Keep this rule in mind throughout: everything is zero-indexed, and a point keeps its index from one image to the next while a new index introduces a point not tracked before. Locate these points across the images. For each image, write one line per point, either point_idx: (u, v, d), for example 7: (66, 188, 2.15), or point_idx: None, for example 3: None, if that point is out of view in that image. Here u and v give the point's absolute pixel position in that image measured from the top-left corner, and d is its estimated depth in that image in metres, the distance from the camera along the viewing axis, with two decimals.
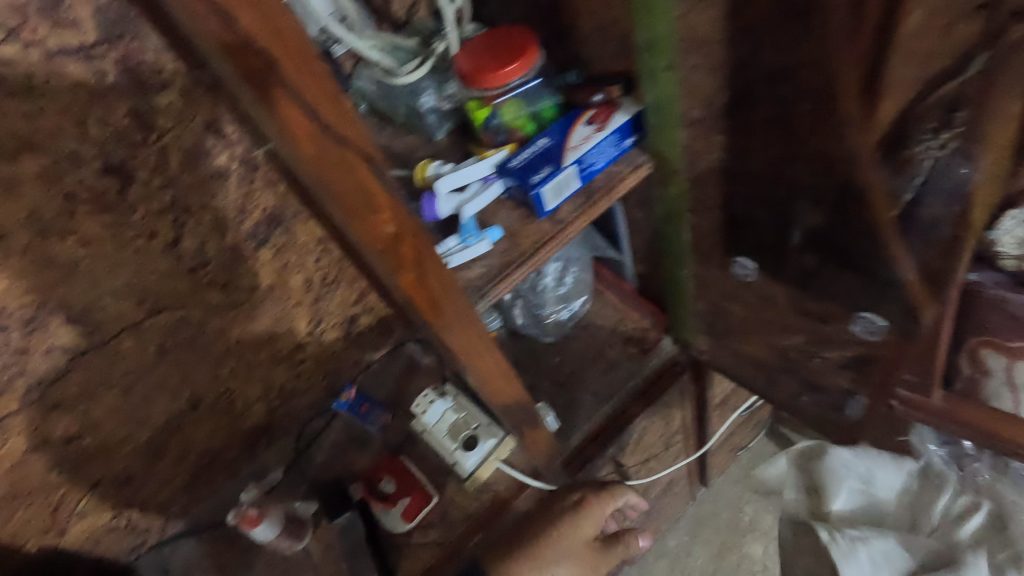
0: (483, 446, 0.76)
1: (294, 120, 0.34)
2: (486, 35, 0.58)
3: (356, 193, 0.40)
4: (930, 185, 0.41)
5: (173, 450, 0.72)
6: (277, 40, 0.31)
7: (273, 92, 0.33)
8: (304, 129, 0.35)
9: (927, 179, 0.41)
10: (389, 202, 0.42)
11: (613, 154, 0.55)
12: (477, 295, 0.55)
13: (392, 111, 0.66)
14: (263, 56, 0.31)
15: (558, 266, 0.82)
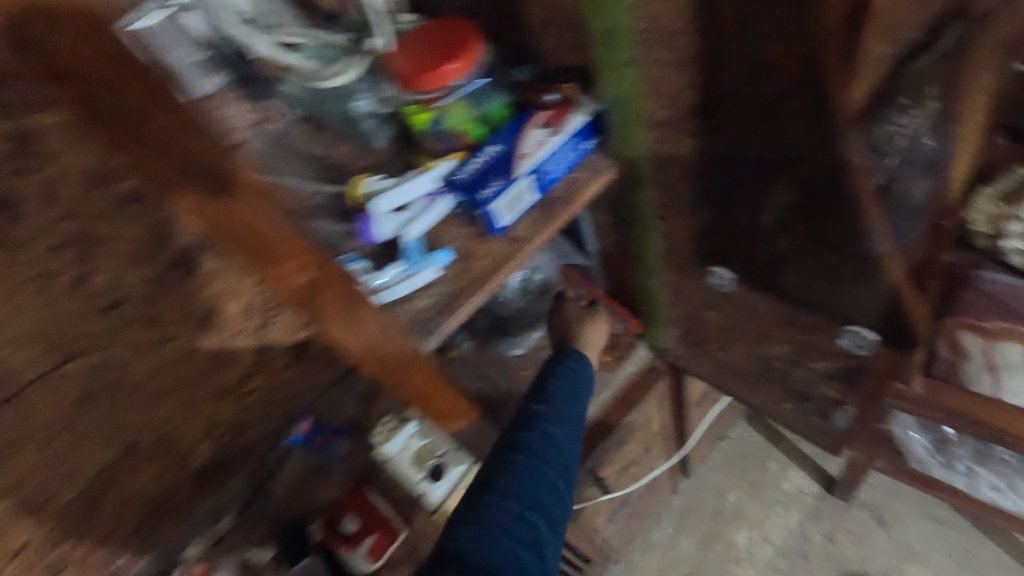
0: (452, 473, 0.68)
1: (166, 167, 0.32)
2: (423, 27, 0.46)
3: (252, 235, 0.35)
4: (904, 166, 0.33)
5: None
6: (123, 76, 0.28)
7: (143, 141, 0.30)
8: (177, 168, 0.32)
9: (902, 158, 0.33)
10: (298, 248, 0.37)
11: (572, 160, 0.46)
12: (423, 330, 0.43)
13: (326, 116, 0.57)
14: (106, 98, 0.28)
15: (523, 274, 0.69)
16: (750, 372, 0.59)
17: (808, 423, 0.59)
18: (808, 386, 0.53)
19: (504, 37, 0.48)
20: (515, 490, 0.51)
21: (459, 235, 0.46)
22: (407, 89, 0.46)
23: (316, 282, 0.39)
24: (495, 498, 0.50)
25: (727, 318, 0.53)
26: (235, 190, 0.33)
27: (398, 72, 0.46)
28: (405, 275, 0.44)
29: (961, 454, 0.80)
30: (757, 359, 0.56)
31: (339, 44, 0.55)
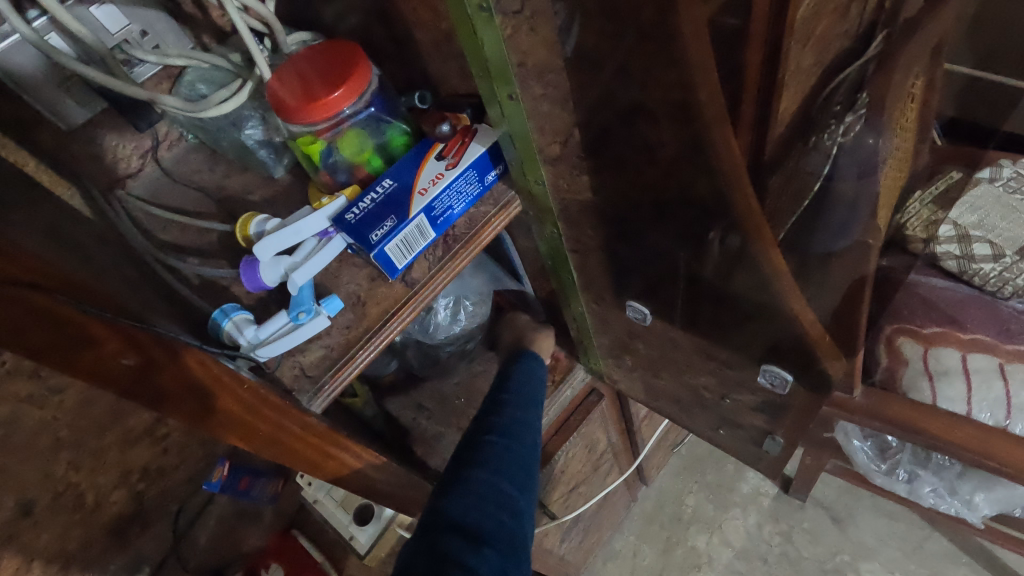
0: (382, 515, 0.63)
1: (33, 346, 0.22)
2: (308, 52, 0.43)
3: (153, 397, 0.27)
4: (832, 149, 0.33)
5: None
6: None
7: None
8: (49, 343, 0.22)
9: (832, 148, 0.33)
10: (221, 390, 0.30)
11: (473, 193, 0.43)
12: (311, 388, 0.38)
13: (218, 146, 0.53)
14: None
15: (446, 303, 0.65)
16: (683, 398, 0.57)
17: (744, 448, 0.57)
18: (739, 417, 0.51)
19: (398, 61, 0.44)
20: (490, 469, 0.49)
21: (354, 278, 0.42)
22: (290, 120, 0.41)
23: (147, 366, 0.26)
24: (473, 472, 0.49)
25: (653, 349, 0.51)
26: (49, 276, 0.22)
27: (280, 102, 0.41)
28: (292, 326, 0.39)
29: (904, 461, 0.80)
30: (687, 388, 0.54)
31: (230, 64, 0.50)
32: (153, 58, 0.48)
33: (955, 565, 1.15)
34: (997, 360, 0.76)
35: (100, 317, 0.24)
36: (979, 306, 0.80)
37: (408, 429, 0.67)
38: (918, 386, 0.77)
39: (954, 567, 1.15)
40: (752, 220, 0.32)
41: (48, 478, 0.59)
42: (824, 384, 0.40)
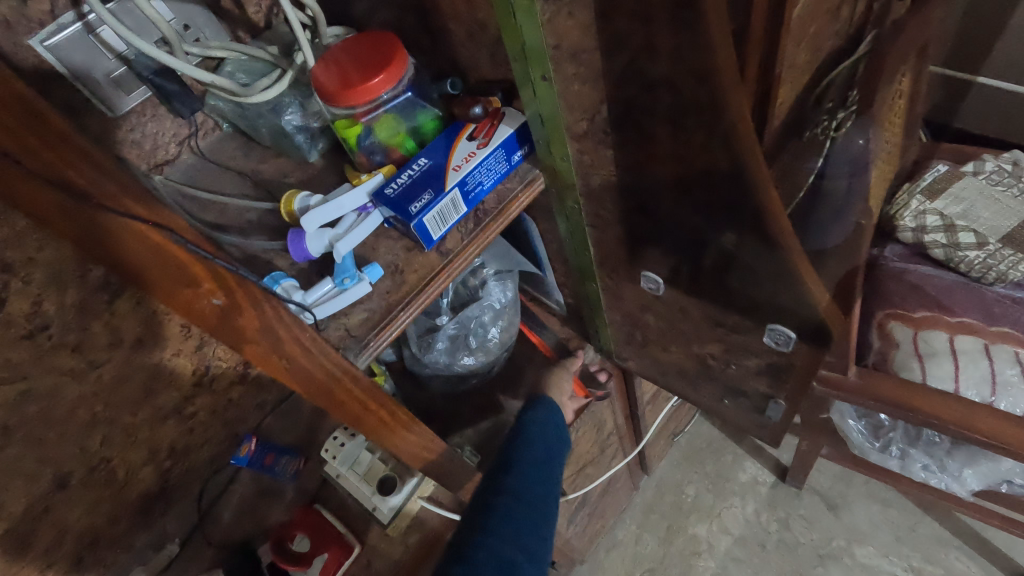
0: (405, 486, 0.67)
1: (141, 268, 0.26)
2: (349, 42, 0.46)
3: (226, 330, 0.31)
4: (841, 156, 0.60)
5: (44, 539, 0.60)
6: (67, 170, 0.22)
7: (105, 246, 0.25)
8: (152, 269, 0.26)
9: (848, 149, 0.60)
10: (288, 335, 0.33)
11: (501, 171, 0.46)
12: (355, 347, 0.42)
13: (256, 133, 0.56)
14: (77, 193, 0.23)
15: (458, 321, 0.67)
16: (688, 370, 0.61)
17: (746, 416, 0.60)
18: (742, 383, 0.55)
19: (430, 51, 0.48)
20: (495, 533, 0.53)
21: (392, 250, 0.46)
22: (331, 104, 0.45)
23: (231, 306, 0.30)
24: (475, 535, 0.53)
25: (663, 321, 0.55)
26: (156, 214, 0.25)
27: (321, 86, 0.45)
28: (337, 291, 0.42)
29: (896, 438, 0.84)
30: (694, 358, 0.57)
31: (267, 55, 0.53)
32: (196, 50, 0.50)
33: (946, 548, 1.19)
34: (983, 341, 0.81)
35: (200, 257, 0.27)
36: (965, 292, 0.84)
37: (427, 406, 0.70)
38: (910, 365, 0.81)
39: (945, 550, 1.18)
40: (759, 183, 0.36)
41: (84, 451, 0.61)
42: (820, 342, 0.44)
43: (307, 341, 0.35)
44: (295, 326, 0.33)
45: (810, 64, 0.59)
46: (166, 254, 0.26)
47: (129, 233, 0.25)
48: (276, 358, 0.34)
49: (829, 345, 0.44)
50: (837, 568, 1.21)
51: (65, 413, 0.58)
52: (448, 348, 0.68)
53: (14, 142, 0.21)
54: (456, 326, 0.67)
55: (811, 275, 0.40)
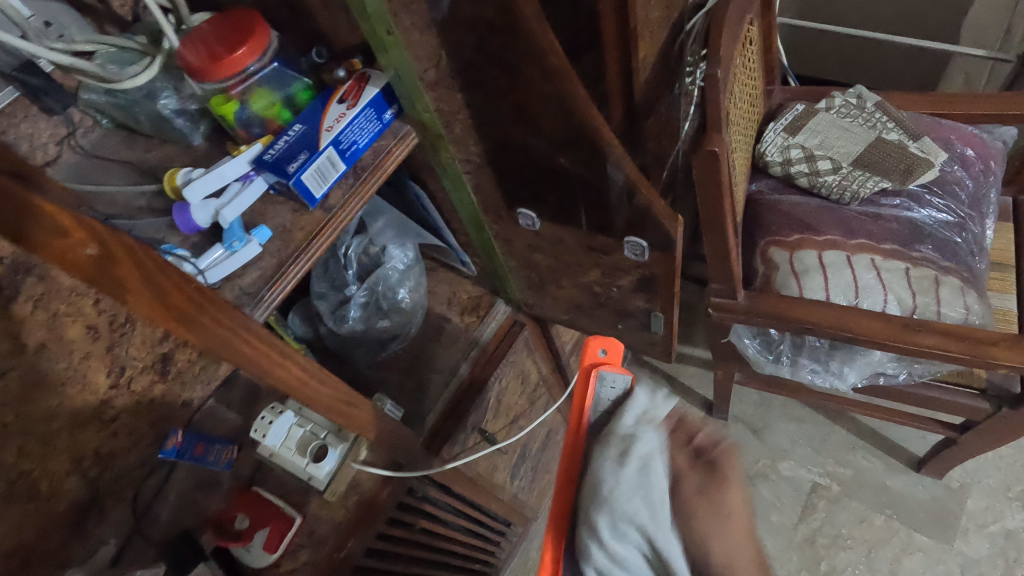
0: (337, 451, 0.69)
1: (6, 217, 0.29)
2: (211, 22, 0.48)
3: (104, 279, 0.33)
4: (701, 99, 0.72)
5: None
6: None
7: None
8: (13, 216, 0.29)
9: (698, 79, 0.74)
10: (172, 285, 0.35)
11: (374, 129, 0.50)
12: (252, 303, 0.45)
13: (136, 122, 0.56)
14: None
15: (366, 288, 0.70)
16: (584, 303, 0.67)
17: (638, 336, 0.68)
18: (626, 303, 0.63)
19: (294, 25, 0.51)
20: None
21: (280, 213, 0.49)
22: (202, 80, 0.48)
23: (106, 256, 0.32)
24: None
25: (551, 257, 0.62)
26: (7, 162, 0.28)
27: (188, 64, 0.47)
28: (227, 254, 0.45)
29: (786, 349, 0.94)
30: (585, 288, 0.64)
31: (136, 44, 0.55)
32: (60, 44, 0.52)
33: (856, 451, 1.29)
34: (846, 254, 0.91)
35: (63, 207, 0.29)
36: (828, 213, 0.94)
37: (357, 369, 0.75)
38: (788, 283, 0.91)
39: (854, 454, 1.29)
40: (583, 106, 0.43)
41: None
42: (669, 248, 0.51)
43: (192, 293, 0.37)
44: (176, 274, 0.35)
45: (661, 20, 0.66)
46: (23, 203, 0.28)
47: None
48: (166, 309, 0.36)
49: (676, 249, 0.51)
50: (766, 485, 1.29)
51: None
52: (361, 316, 0.72)
53: None
54: (365, 294, 0.71)
55: (644, 185, 0.47)
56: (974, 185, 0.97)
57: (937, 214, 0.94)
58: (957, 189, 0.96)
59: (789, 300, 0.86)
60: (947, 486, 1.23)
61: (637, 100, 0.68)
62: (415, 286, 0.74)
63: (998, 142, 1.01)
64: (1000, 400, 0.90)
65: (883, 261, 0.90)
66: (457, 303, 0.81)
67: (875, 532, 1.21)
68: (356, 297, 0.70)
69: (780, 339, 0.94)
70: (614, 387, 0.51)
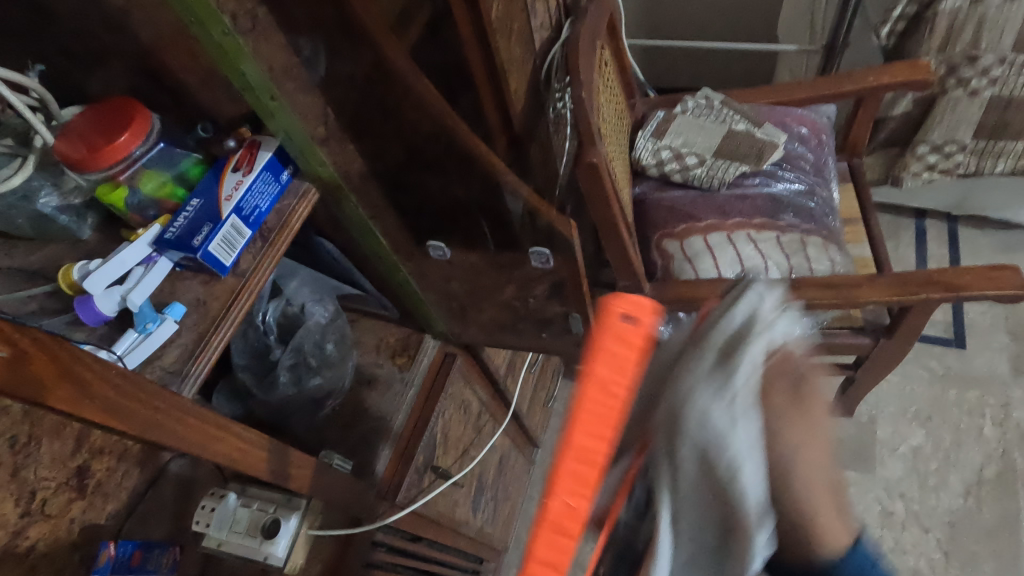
0: (292, 522, 0.65)
1: None
2: (86, 113, 0.49)
3: (22, 382, 0.32)
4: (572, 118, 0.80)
5: None
6: None
7: None
8: None
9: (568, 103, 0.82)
10: (95, 370, 0.35)
11: (274, 191, 0.51)
12: (178, 381, 0.44)
13: (14, 226, 0.54)
14: None
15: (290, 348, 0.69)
16: (507, 320, 0.71)
17: (562, 340, 0.73)
18: (545, 311, 0.68)
19: (172, 106, 0.52)
20: None
21: (190, 288, 0.49)
22: (85, 171, 0.47)
23: (20, 354, 0.32)
24: None
25: (466, 282, 0.66)
26: None
27: (69, 158, 0.47)
28: (143, 337, 0.45)
29: None
30: (503, 304, 0.68)
31: (3, 146, 0.53)
32: None
33: None
34: (725, 233, 1.02)
35: None
36: (703, 202, 1.06)
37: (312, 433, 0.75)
38: (684, 268, 1.00)
39: None
40: None
41: None
42: (570, 251, 0.57)
43: (110, 377, 0.37)
44: (91, 359, 0.36)
45: (525, 54, 0.74)
46: None
47: None
48: (91, 401, 0.35)
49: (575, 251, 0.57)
50: None
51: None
52: (292, 378, 0.70)
53: None
54: (292, 356, 0.69)
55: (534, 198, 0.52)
56: (814, 157, 1.13)
57: (791, 185, 1.08)
58: (802, 163, 1.11)
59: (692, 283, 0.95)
60: (858, 421, 1.37)
61: (518, 128, 0.74)
62: (339, 337, 0.75)
63: (824, 119, 1.19)
64: (875, 333, 1.04)
65: (756, 235, 1.01)
66: (386, 347, 0.82)
67: None
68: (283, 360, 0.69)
69: None
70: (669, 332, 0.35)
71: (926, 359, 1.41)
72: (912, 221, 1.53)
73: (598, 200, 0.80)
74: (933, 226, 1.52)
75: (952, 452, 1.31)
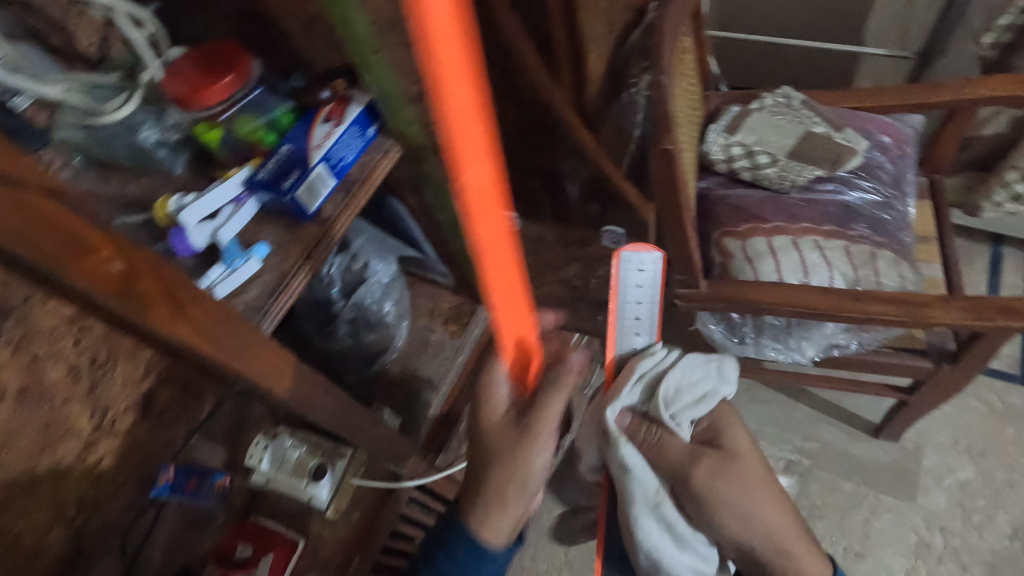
0: (337, 468, 0.71)
1: (41, 239, 0.29)
2: (191, 53, 0.51)
3: (129, 296, 0.34)
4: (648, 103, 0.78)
5: None
6: None
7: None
8: (48, 240, 0.29)
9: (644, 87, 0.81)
10: (193, 293, 0.38)
11: (360, 145, 0.53)
12: (259, 316, 0.47)
13: (113, 157, 0.55)
14: None
15: (354, 304, 0.70)
16: None
17: None
18: None
19: (270, 53, 0.54)
20: None
21: (274, 231, 0.51)
22: (188, 109, 0.50)
23: (135, 270, 0.34)
24: None
25: None
26: (40, 180, 0.29)
27: (175, 95, 0.49)
28: (229, 272, 0.47)
29: (748, 331, 1.02)
30: None
31: (112, 80, 0.55)
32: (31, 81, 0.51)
33: (820, 425, 1.36)
34: (791, 237, 0.99)
35: (86, 222, 0.31)
36: (771, 203, 1.03)
37: (363, 386, 0.78)
38: (743, 269, 0.98)
39: (821, 427, 1.36)
40: None
41: None
42: None
43: (206, 302, 0.39)
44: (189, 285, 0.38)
45: (610, 33, 0.73)
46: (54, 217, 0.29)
47: (16, 203, 0.28)
48: (185, 323, 0.38)
49: None
50: None
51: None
52: (350, 331, 0.72)
53: None
54: (353, 310, 0.71)
55: None
56: (894, 168, 1.08)
57: (866, 194, 1.03)
58: (880, 172, 1.06)
59: (751, 285, 0.92)
60: (904, 446, 1.32)
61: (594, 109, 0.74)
62: (398, 296, 0.77)
63: (909, 128, 1.13)
64: (938, 357, 0.99)
65: (823, 242, 0.98)
66: (439, 312, 0.83)
67: (846, 497, 1.28)
68: (344, 314, 0.70)
69: (745, 321, 1.02)
70: (640, 264, 0.83)
71: (986, 392, 1.34)
72: (988, 247, 1.45)
73: (668, 190, 0.78)
74: (1011, 255, 1.43)
75: (1002, 491, 1.25)
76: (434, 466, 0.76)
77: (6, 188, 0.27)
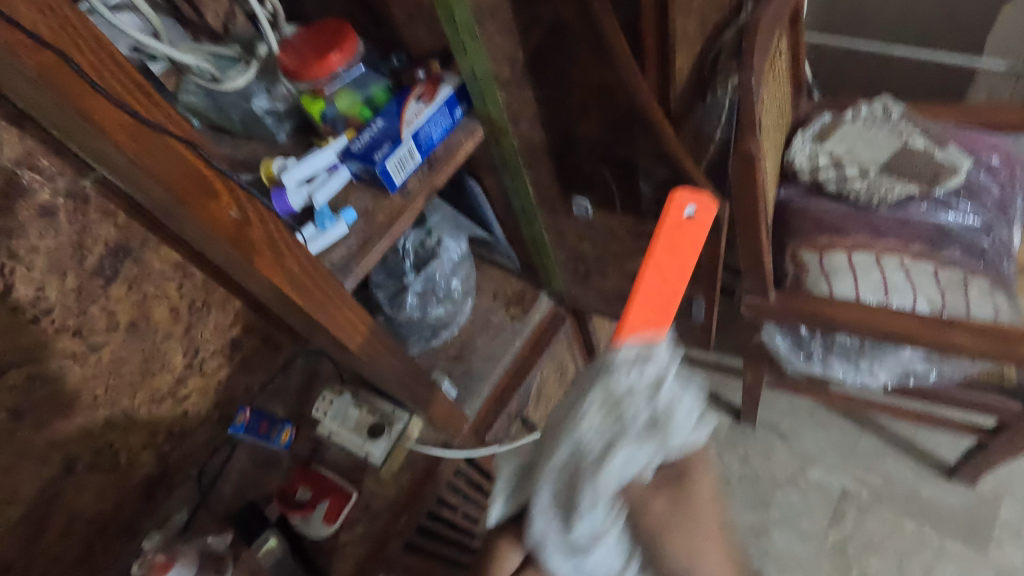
0: (393, 432, 0.75)
1: (178, 179, 0.36)
2: (305, 31, 0.57)
3: (232, 240, 0.41)
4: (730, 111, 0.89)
5: (57, 521, 0.62)
6: (109, 88, 0.32)
7: (143, 160, 0.34)
8: (187, 182, 0.37)
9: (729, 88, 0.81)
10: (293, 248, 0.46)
11: (445, 124, 0.60)
12: (342, 276, 0.53)
13: (228, 122, 0.59)
14: (121, 110, 0.32)
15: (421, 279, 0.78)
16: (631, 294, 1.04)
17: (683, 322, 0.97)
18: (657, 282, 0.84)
19: (377, 36, 0.61)
20: None
21: (362, 199, 0.57)
22: (296, 80, 0.55)
23: (244, 223, 0.41)
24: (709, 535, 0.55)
25: None
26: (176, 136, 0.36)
27: (285, 67, 0.55)
28: (318, 232, 0.54)
29: (817, 348, 0.98)
30: None
31: (233, 52, 0.59)
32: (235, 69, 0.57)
33: (883, 458, 1.32)
34: (874, 254, 0.94)
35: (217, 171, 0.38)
36: (856, 218, 0.98)
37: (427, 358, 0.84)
38: (818, 283, 0.93)
39: (883, 460, 1.32)
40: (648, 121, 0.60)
41: (88, 434, 0.62)
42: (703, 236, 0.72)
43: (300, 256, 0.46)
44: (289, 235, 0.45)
45: (695, 34, 0.84)
46: (184, 160, 0.36)
47: (163, 157, 0.35)
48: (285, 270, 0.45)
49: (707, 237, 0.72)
50: (794, 491, 1.31)
51: (40, 403, 0.57)
52: (418, 304, 0.80)
53: (97, 62, 0.31)
54: (421, 284, 0.79)
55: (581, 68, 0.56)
56: (1000, 193, 1.00)
57: None
58: (983, 196, 0.99)
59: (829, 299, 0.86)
60: (978, 494, 1.26)
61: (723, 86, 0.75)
62: (465, 274, 0.85)
63: None
64: None
65: (911, 264, 0.92)
66: (502, 296, 0.90)
67: (907, 538, 1.24)
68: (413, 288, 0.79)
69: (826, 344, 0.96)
70: None
71: None
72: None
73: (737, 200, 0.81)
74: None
75: None
76: (471, 442, 0.82)
77: (154, 138, 0.34)
